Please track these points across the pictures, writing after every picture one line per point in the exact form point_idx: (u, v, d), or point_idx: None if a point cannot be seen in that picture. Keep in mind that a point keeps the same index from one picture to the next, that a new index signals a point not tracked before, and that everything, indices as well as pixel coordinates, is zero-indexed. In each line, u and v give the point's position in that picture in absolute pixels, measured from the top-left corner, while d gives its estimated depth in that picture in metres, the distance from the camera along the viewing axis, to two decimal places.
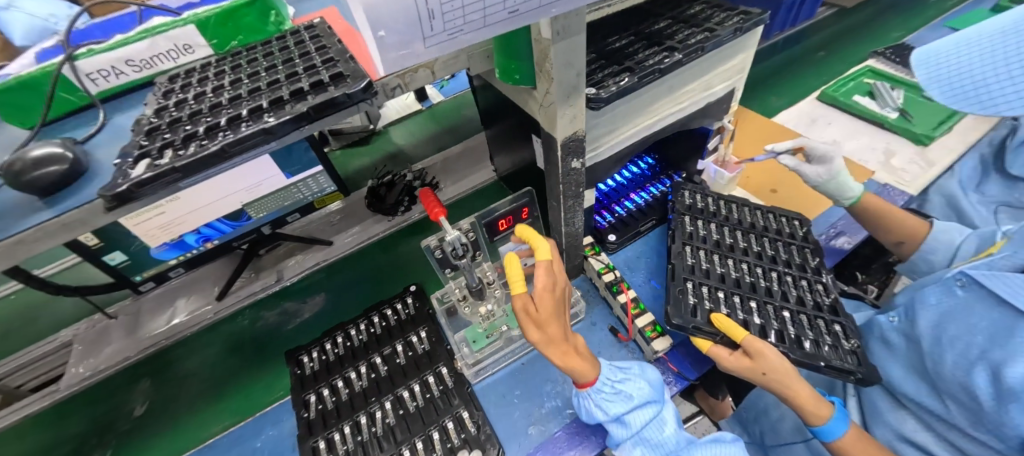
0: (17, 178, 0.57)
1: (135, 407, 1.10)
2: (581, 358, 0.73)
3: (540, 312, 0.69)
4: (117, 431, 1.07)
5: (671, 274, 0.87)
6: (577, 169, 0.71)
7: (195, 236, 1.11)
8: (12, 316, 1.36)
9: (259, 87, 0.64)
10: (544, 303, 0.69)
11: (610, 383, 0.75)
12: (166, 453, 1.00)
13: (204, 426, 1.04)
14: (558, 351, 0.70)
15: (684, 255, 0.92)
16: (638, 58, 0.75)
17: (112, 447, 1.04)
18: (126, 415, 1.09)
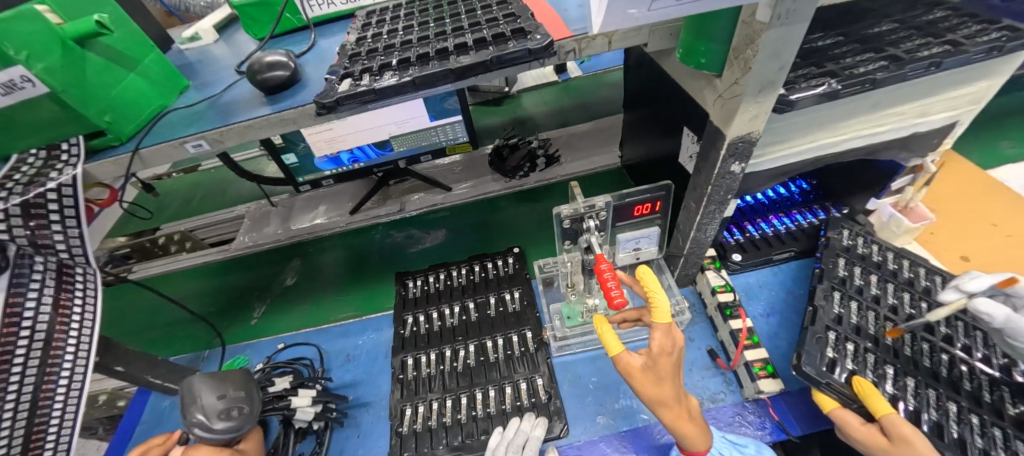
0: (254, 77, 0.70)
1: (288, 279, 1.33)
2: (689, 425, 0.66)
3: (653, 372, 0.62)
4: (273, 293, 1.30)
5: (811, 318, 0.78)
6: (735, 173, 0.65)
7: (348, 155, 1.28)
8: (210, 185, 1.72)
9: (446, 31, 0.68)
10: (657, 365, 0.61)
11: None
12: (302, 324, 1.19)
13: (333, 311, 1.21)
14: (671, 413, 0.64)
15: (829, 300, 0.81)
16: (846, 63, 0.65)
17: (266, 303, 1.27)
18: (280, 282, 1.32)
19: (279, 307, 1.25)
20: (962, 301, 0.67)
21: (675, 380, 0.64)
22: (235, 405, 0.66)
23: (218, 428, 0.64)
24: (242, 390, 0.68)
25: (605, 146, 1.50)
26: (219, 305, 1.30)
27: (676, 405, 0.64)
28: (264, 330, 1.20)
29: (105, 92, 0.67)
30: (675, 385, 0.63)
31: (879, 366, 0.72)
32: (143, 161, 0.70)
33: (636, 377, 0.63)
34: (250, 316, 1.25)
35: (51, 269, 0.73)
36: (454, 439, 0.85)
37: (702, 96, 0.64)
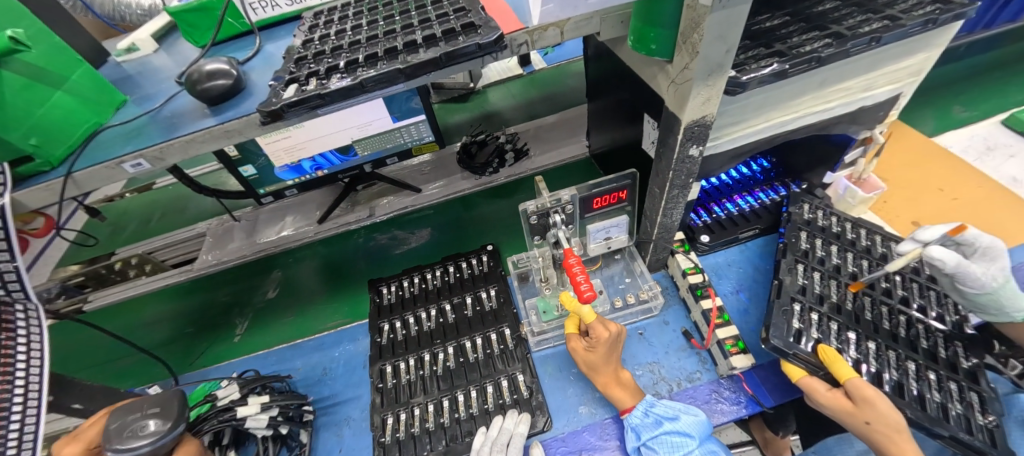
0: (193, 87, 0.66)
1: (268, 291, 1.30)
2: (616, 388, 0.79)
3: (588, 349, 0.80)
4: (254, 306, 1.27)
5: (777, 291, 0.80)
6: (694, 157, 0.66)
7: (310, 163, 1.23)
8: (166, 204, 1.64)
9: (394, 29, 0.66)
10: (592, 346, 0.79)
11: (647, 408, 0.76)
12: (288, 336, 1.16)
13: (321, 321, 1.18)
14: (598, 376, 0.80)
15: (794, 273, 0.84)
16: (792, 43, 0.66)
17: (248, 318, 1.23)
18: (259, 296, 1.29)
19: (264, 322, 1.21)
20: (917, 250, 0.70)
21: (609, 355, 0.79)
22: (144, 424, 0.64)
23: (136, 447, 0.62)
24: (158, 406, 0.66)
25: (572, 137, 1.50)
26: (196, 326, 1.25)
27: (602, 370, 0.80)
28: (245, 350, 1.15)
29: (28, 113, 0.62)
30: (603, 358, 0.79)
31: (842, 333, 0.75)
32: (77, 184, 0.66)
33: (579, 352, 0.81)
34: (234, 332, 1.21)
35: None
36: (438, 444, 0.84)
37: (656, 82, 0.65)
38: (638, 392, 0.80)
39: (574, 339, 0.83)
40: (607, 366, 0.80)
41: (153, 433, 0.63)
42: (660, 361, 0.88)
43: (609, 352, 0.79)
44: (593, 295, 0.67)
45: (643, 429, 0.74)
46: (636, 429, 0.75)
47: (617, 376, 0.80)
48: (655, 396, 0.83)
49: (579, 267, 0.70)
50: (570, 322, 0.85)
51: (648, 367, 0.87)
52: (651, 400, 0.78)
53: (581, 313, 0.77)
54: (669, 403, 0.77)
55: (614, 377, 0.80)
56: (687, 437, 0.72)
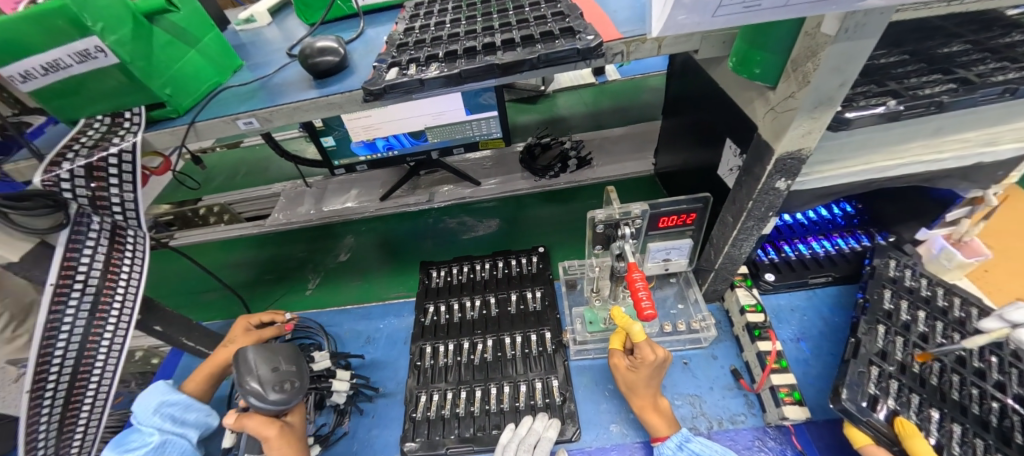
0: (305, 61, 0.72)
1: (340, 255, 1.37)
2: (653, 414, 0.77)
3: (630, 369, 0.78)
4: (327, 266, 1.34)
5: (853, 350, 0.75)
6: (780, 189, 0.63)
7: (383, 142, 1.30)
8: (251, 162, 1.79)
9: (493, 26, 0.69)
10: (635, 366, 0.77)
11: (681, 441, 0.73)
12: (354, 298, 1.22)
13: (389, 289, 1.23)
14: (635, 398, 0.78)
15: (870, 333, 0.77)
16: (909, 83, 0.62)
17: (320, 276, 1.31)
18: (333, 258, 1.36)
19: (336, 281, 1.28)
20: (1004, 331, 0.62)
21: (651, 380, 0.77)
22: (284, 379, 0.69)
23: (272, 399, 0.67)
24: (293, 365, 0.71)
25: (638, 152, 1.47)
26: (274, 274, 1.34)
27: (641, 392, 0.78)
28: (306, 307, 1.23)
29: (168, 66, 0.71)
30: (644, 382, 0.77)
31: (923, 408, 0.68)
32: (197, 133, 0.74)
33: (620, 370, 0.79)
34: (306, 285, 1.29)
35: (106, 230, 0.77)
36: (465, 430, 0.86)
37: (752, 108, 0.63)
38: (675, 424, 0.77)
39: (617, 356, 0.82)
40: (645, 389, 0.77)
41: (289, 390, 0.68)
42: (703, 395, 0.84)
43: (651, 377, 0.76)
44: (655, 315, 0.65)
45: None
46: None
47: (654, 402, 0.78)
48: (692, 430, 0.80)
49: (643, 286, 0.68)
50: (615, 337, 0.84)
51: (689, 399, 0.84)
52: (688, 434, 0.73)
53: (632, 331, 0.75)
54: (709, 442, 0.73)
55: (652, 403, 0.78)
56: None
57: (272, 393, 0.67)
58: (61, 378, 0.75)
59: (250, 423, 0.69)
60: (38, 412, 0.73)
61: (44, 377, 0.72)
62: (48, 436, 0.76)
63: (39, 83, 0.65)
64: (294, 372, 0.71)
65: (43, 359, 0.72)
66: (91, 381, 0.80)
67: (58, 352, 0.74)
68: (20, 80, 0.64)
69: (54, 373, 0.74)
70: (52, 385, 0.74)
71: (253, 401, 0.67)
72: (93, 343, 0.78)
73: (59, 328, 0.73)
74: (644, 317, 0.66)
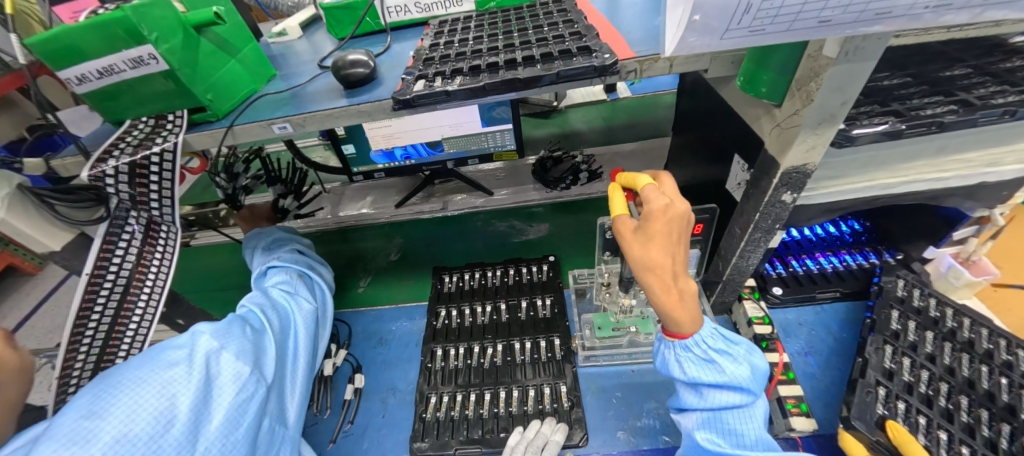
0: (337, 71, 0.77)
1: (390, 254, 1.38)
2: (680, 301, 0.60)
3: (649, 229, 0.58)
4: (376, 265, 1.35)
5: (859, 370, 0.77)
6: (786, 202, 0.66)
7: (401, 151, 1.35)
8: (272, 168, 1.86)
9: (513, 44, 0.73)
10: (651, 222, 0.58)
11: (706, 348, 0.65)
12: (408, 297, 1.24)
13: (423, 291, 1.26)
14: (658, 282, 0.58)
15: (876, 355, 0.79)
16: (912, 104, 0.64)
17: (371, 274, 1.32)
18: (384, 257, 1.38)
19: (388, 280, 1.30)
20: None
21: (673, 245, 0.59)
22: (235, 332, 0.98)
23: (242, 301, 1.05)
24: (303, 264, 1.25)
25: (648, 167, 1.50)
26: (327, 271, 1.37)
27: (663, 266, 0.58)
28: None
29: (210, 74, 0.76)
30: (669, 248, 0.58)
31: (929, 429, 0.68)
32: (234, 136, 0.78)
33: (626, 235, 0.61)
34: (358, 283, 1.30)
35: (142, 224, 0.82)
36: (473, 432, 0.87)
37: (759, 124, 0.65)
38: (699, 319, 0.63)
39: (623, 220, 0.63)
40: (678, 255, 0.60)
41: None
42: None
43: (672, 241, 0.58)
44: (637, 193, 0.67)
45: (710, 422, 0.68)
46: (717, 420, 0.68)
47: (678, 287, 0.60)
48: None
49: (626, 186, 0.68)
50: (616, 204, 0.65)
51: None
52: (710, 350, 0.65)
53: (641, 177, 0.65)
54: (723, 332, 0.69)
55: (678, 291, 0.60)
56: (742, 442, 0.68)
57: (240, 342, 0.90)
58: (88, 363, 0.79)
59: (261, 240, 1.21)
60: (64, 394, 0.78)
61: (73, 362, 0.77)
62: None
63: (93, 85, 0.71)
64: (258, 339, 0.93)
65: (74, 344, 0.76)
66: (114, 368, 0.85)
67: (87, 339, 0.78)
68: (76, 82, 0.70)
69: (82, 359, 0.78)
70: (79, 368, 0.79)
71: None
72: (120, 329, 0.83)
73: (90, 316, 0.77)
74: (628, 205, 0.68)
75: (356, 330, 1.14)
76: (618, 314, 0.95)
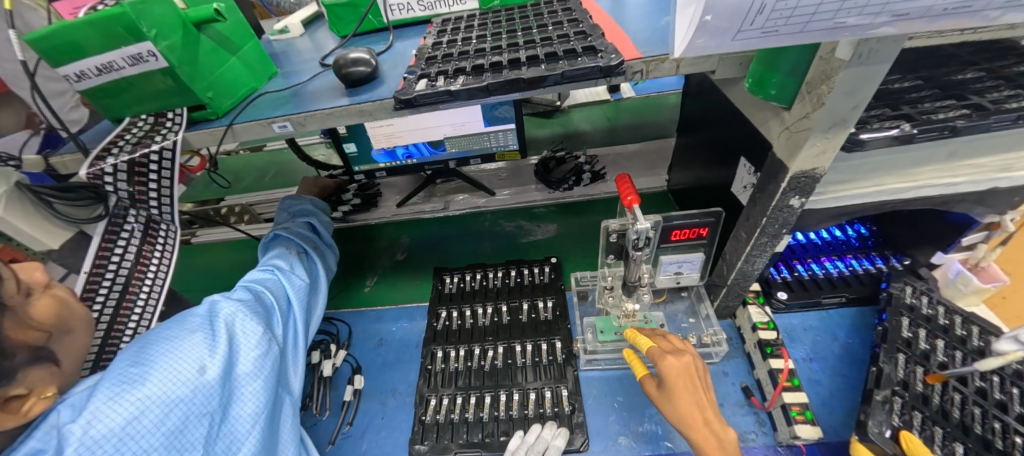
0: (339, 70, 0.76)
1: (397, 254, 1.38)
2: (718, 438, 0.63)
3: (666, 386, 0.69)
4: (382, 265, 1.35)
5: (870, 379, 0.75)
6: (794, 207, 0.64)
7: (403, 150, 1.34)
8: (274, 165, 1.85)
9: (517, 43, 0.72)
10: (665, 381, 0.70)
11: None
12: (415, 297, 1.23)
13: (423, 292, 1.25)
14: (692, 424, 0.65)
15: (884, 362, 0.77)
16: (924, 108, 0.63)
17: (377, 274, 1.32)
18: (390, 257, 1.37)
19: (393, 280, 1.29)
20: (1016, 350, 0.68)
21: (695, 390, 0.68)
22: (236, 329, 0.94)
23: None
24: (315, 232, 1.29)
25: (652, 168, 1.49)
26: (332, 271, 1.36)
27: (698, 417, 0.65)
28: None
29: (210, 72, 0.75)
30: (692, 393, 0.67)
31: (946, 442, 0.67)
32: (234, 134, 0.77)
33: (652, 395, 0.72)
34: (363, 283, 1.29)
35: (141, 222, 0.81)
36: (473, 436, 0.87)
37: (767, 127, 0.64)
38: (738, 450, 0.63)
39: (647, 379, 0.75)
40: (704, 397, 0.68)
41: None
42: None
43: (688, 386, 0.68)
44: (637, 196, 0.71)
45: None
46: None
47: (708, 419, 0.65)
48: None
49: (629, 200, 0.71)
50: (636, 365, 0.79)
51: None
52: None
53: (641, 341, 0.78)
54: None
55: (706, 420, 0.65)
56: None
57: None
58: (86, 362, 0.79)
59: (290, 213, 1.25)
60: None
61: None
62: None
63: (92, 82, 0.70)
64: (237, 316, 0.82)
65: None
66: None
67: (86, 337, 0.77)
68: (75, 79, 0.69)
69: None
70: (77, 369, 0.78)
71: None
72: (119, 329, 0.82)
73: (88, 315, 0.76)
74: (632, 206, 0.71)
75: (357, 330, 1.14)
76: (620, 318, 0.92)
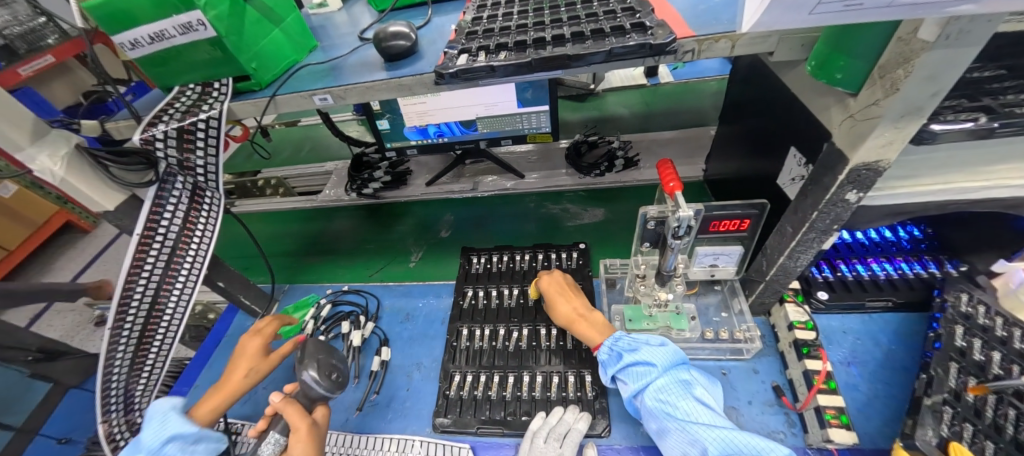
0: (378, 44, 0.75)
1: (442, 231, 1.42)
2: (581, 322, 0.88)
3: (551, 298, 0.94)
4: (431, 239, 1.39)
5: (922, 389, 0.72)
6: (849, 202, 0.61)
7: (435, 128, 1.33)
8: (308, 140, 1.89)
9: (560, 19, 0.70)
10: (552, 297, 0.94)
11: (620, 349, 0.80)
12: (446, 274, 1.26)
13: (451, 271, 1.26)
14: (567, 317, 0.90)
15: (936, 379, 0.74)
16: (1006, 100, 0.58)
17: (423, 249, 1.36)
18: (435, 234, 1.41)
19: (438, 256, 1.33)
20: None
21: (568, 300, 0.92)
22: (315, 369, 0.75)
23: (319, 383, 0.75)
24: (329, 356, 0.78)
25: (687, 157, 1.43)
26: (377, 245, 1.40)
27: (578, 318, 0.88)
28: (350, 279, 1.29)
29: (255, 43, 0.76)
30: (567, 302, 0.92)
31: None
32: (276, 106, 0.79)
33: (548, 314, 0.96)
34: (410, 258, 1.33)
35: (187, 189, 0.84)
36: (496, 413, 0.88)
37: (828, 115, 0.60)
38: (605, 327, 0.86)
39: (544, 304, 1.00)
40: (580, 301, 0.93)
41: (332, 383, 0.75)
42: (739, 408, 0.83)
43: (564, 294, 0.93)
44: (680, 183, 0.69)
45: (623, 358, 0.79)
46: (627, 347, 0.80)
47: (585, 316, 0.88)
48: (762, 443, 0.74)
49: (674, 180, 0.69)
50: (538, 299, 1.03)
51: (725, 410, 0.83)
52: (617, 335, 0.82)
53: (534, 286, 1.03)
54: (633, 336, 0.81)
55: (579, 316, 0.89)
56: (711, 412, 0.71)
57: (326, 390, 0.75)
58: (138, 316, 0.84)
59: (285, 411, 0.73)
60: (115, 345, 0.82)
61: (123, 315, 0.81)
62: (123, 364, 0.86)
63: (145, 50, 0.73)
64: (339, 365, 0.79)
65: (124, 299, 0.80)
66: (161, 323, 0.90)
67: (137, 294, 0.82)
68: (130, 47, 0.72)
69: (132, 312, 0.82)
70: (130, 323, 0.83)
71: (303, 380, 0.74)
72: (167, 288, 0.87)
73: (140, 273, 0.81)
74: (672, 193, 0.69)
75: (386, 304, 1.16)
76: (651, 307, 0.91)
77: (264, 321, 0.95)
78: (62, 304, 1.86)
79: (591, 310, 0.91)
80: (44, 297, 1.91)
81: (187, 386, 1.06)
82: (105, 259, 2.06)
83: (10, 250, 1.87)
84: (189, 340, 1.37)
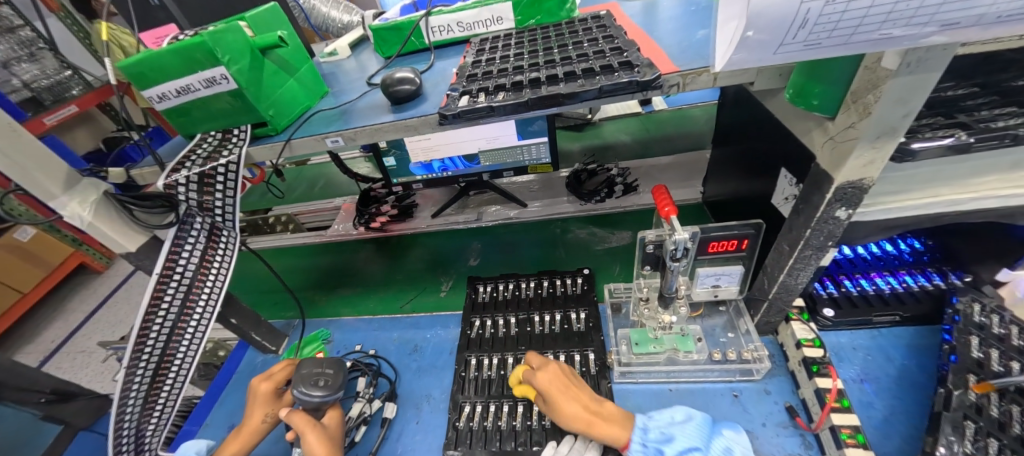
0: (386, 89, 0.81)
1: (471, 260, 1.42)
2: (598, 422, 0.76)
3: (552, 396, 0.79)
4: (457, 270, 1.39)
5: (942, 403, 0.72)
6: (840, 218, 0.63)
7: (439, 163, 1.38)
8: (318, 178, 1.96)
9: (554, 60, 0.75)
10: (552, 396, 0.79)
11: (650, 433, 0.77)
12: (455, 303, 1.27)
13: (458, 301, 1.27)
14: (581, 423, 0.76)
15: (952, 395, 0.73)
16: (980, 116, 0.61)
17: (452, 279, 1.35)
18: (464, 263, 1.41)
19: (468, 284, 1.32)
20: None
21: (569, 398, 0.79)
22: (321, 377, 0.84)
23: (314, 393, 0.82)
24: (332, 368, 0.87)
25: (685, 181, 1.46)
26: (404, 275, 1.41)
27: (596, 421, 0.76)
28: (382, 311, 1.29)
29: (272, 92, 0.81)
30: (569, 401, 0.78)
31: None
32: (291, 149, 0.83)
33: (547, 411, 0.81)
34: (440, 287, 1.33)
35: (205, 230, 0.88)
36: (506, 444, 0.87)
37: (810, 138, 0.63)
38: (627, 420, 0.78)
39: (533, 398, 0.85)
40: (586, 393, 0.81)
41: (325, 388, 0.82)
42: (753, 431, 0.82)
43: (563, 390, 0.80)
44: (675, 207, 0.71)
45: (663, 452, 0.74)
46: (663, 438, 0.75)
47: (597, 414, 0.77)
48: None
49: (669, 204, 0.72)
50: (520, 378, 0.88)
51: None
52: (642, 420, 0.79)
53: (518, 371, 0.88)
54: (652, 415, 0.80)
55: (593, 418, 0.77)
56: None
57: (321, 397, 0.82)
58: (152, 355, 0.86)
59: (291, 420, 0.79)
60: (129, 384, 0.83)
61: (139, 355, 0.83)
62: (136, 403, 0.87)
63: (171, 103, 0.79)
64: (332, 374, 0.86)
65: (140, 339, 0.82)
66: (174, 361, 0.91)
67: (152, 334, 0.84)
68: (156, 100, 0.77)
69: (147, 352, 0.84)
70: (144, 362, 0.85)
71: (297, 395, 0.82)
72: (182, 325, 0.89)
73: (156, 313, 0.83)
74: (668, 217, 0.71)
75: (396, 336, 1.18)
76: (656, 330, 0.91)
77: (279, 365, 0.94)
78: (72, 347, 1.88)
79: (598, 400, 0.81)
80: (54, 339, 1.93)
81: (197, 425, 1.06)
82: (116, 299, 2.10)
83: (24, 293, 1.90)
84: (198, 379, 1.37)
